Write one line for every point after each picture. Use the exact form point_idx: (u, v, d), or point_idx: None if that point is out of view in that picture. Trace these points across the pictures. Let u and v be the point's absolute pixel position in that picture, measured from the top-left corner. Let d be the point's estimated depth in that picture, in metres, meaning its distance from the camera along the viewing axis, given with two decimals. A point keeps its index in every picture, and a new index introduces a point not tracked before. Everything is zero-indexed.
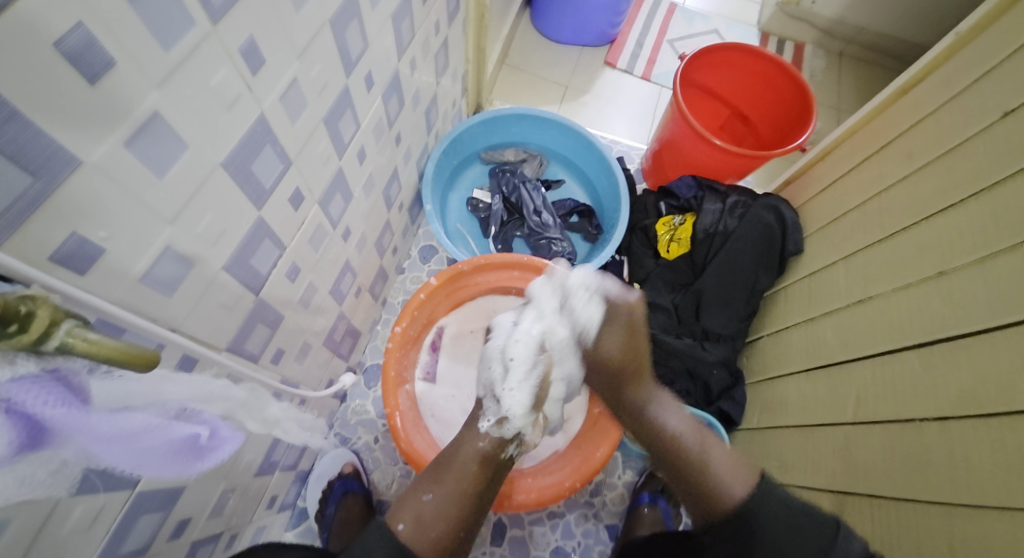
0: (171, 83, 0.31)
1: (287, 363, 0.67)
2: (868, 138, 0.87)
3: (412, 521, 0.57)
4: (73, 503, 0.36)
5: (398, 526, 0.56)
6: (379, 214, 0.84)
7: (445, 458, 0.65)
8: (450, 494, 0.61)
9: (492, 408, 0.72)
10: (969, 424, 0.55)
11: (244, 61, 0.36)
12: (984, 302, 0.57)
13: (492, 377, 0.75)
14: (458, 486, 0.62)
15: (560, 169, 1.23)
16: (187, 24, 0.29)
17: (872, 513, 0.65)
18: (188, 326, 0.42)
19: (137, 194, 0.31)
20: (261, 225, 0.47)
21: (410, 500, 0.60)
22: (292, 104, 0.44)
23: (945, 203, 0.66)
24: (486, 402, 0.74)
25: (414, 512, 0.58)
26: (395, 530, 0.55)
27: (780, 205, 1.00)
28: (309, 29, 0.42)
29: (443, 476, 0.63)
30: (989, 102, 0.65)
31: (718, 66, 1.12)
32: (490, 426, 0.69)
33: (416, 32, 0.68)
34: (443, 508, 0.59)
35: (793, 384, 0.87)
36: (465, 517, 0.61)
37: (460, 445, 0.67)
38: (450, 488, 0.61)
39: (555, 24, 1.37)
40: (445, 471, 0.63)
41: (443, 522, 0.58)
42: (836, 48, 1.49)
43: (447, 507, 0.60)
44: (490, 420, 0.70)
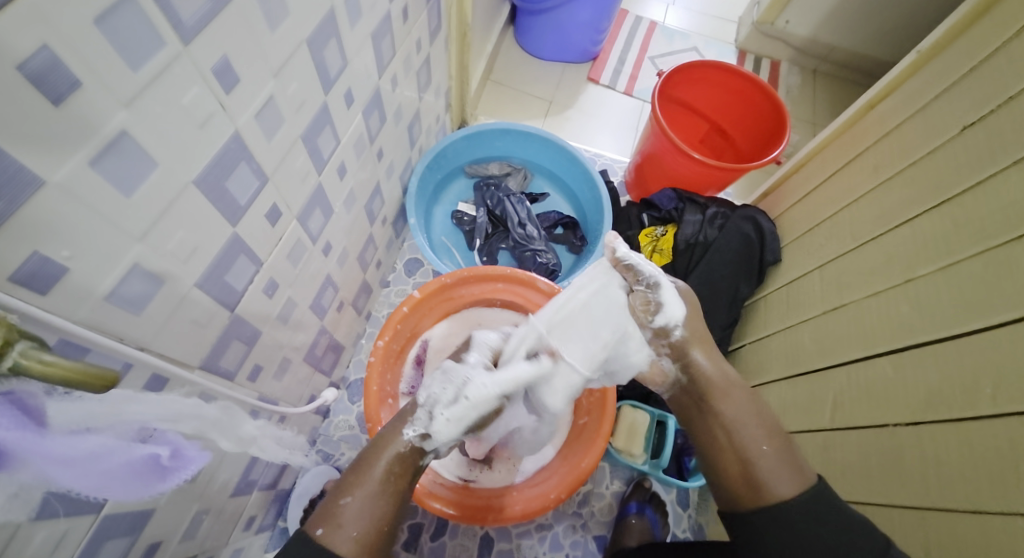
0: (140, 102, 0.31)
1: (265, 379, 0.66)
2: (839, 150, 0.90)
3: (334, 524, 0.49)
4: (33, 529, 0.35)
5: (318, 531, 0.49)
6: (361, 228, 0.84)
7: (366, 455, 0.55)
8: (376, 491, 0.52)
9: (423, 418, 0.56)
10: (936, 428, 0.56)
11: (217, 80, 0.36)
12: (950, 307, 0.59)
13: (437, 394, 0.55)
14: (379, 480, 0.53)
15: (544, 182, 1.25)
16: (156, 44, 0.30)
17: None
18: (157, 344, 0.41)
19: (102, 212, 0.31)
20: (236, 241, 0.47)
21: (331, 501, 0.51)
22: (268, 121, 0.44)
23: (911, 212, 0.68)
24: None
25: (340, 519, 0.50)
26: (313, 536, 0.47)
27: (759, 216, 1.02)
28: (285, 48, 0.43)
29: (363, 472, 0.54)
30: (950, 117, 0.67)
31: (697, 83, 1.14)
32: (415, 437, 0.55)
33: (396, 50, 0.69)
34: (371, 509, 0.51)
35: (774, 391, 0.87)
36: (393, 513, 0.53)
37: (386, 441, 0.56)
38: (371, 484, 0.53)
39: (539, 41, 1.40)
40: (367, 468, 0.54)
41: (371, 524, 0.50)
42: (811, 65, 1.53)
43: (372, 506, 0.51)
44: (416, 430, 0.55)
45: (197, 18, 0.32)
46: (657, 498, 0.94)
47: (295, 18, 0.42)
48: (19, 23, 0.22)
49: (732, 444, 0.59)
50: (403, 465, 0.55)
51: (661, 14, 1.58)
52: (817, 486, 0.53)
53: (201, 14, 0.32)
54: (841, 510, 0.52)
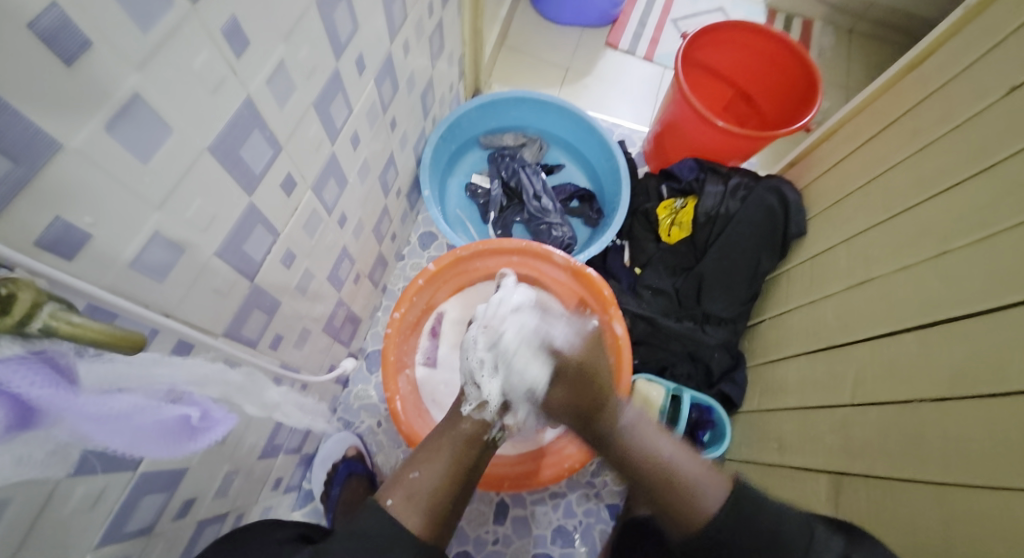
0: (151, 65, 0.30)
1: (286, 348, 0.68)
2: (874, 117, 0.86)
3: (402, 495, 0.55)
4: (72, 484, 0.37)
5: (387, 501, 0.54)
6: (376, 199, 0.84)
7: (431, 439, 0.64)
8: (438, 472, 0.58)
9: (472, 393, 0.68)
10: (962, 405, 0.55)
11: (226, 43, 0.36)
12: (983, 280, 0.57)
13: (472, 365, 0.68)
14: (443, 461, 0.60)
15: (560, 153, 1.23)
16: (164, 4, 0.29)
17: (866, 491, 0.65)
18: (181, 311, 0.42)
19: (121, 178, 0.31)
20: (253, 211, 0.47)
21: (399, 475, 0.57)
22: (279, 87, 0.44)
23: (948, 181, 0.65)
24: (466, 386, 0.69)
25: (406, 489, 0.55)
26: (383, 505, 0.53)
27: (783, 187, 0.99)
28: (294, 10, 0.42)
29: (432, 454, 0.60)
30: (995, 78, 0.63)
31: (722, 46, 1.10)
32: (473, 409, 0.66)
33: (408, 14, 0.67)
34: (436, 484, 0.57)
35: (793, 365, 0.87)
36: (453, 492, 0.58)
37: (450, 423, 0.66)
38: (434, 464, 0.59)
39: (556, 5, 1.35)
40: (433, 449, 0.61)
41: (432, 497, 0.55)
42: (847, 24, 1.45)
43: (434, 481, 0.57)
44: (471, 403, 0.67)
45: None
46: None
47: None
48: None
49: (646, 462, 0.57)
50: (466, 450, 0.63)
51: None
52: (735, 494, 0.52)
53: None
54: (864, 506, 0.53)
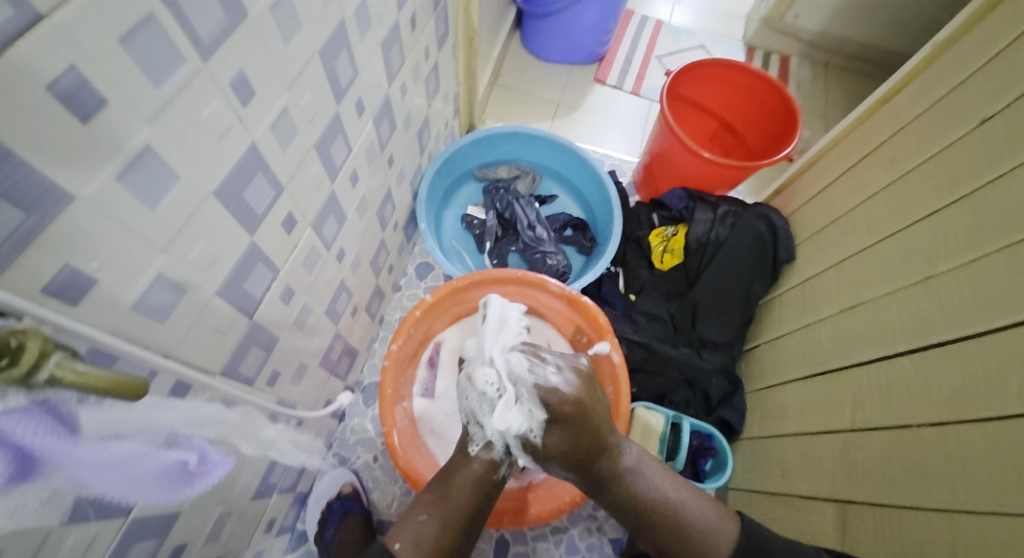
0: (162, 118, 0.32)
1: (283, 384, 0.67)
2: (852, 146, 0.89)
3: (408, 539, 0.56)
4: (65, 532, 0.36)
5: (394, 544, 0.55)
6: (373, 234, 0.85)
7: (442, 477, 0.63)
8: (443, 514, 0.59)
9: (477, 431, 0.64)
10: (963, 428, 0.55)
11: (234, 94, 0.37)
12: (973, 303, 0.58)
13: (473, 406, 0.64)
14: (452, 505, 0.60)
15: (553, 184, 1.25)
16: (177, 61, 0.31)
17: (874, 519, 0.64)
18: (181, 352, 0.42)
19: (128, 224, 0.32)
20: (254, 250, 0.48)
21: (408, 517, 0.59)
22: (283, 131, 0.45)
23: (929, 207, 0.67)
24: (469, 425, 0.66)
25: (411, 533, 0.56)
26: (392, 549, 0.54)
27: (771, 213, 1.02)
28: (298, 61, 0.44)
29: (442, 496, 0.60)
30: (967, 109, 0.66)
31: (705, 81, 1.14)
32: (478, 449, 0.63)
33: (405, 58, 0.70)
34: (437, 529, 0.57)
35: (792, 390, 0.87)
36: (456, 539, 0.58)
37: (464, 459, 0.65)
38: (446, 507, 0.59)
39: (545, 43, 1.40)
40: (444, 491, 0.61)
41: (435, 542, 0.56)
42: (823, 58, 1.52)
43: (438, 526, 0.57)
44: (477, 444, 0.64)
45: (214, 35, 0.33)
46: None
47: (307, 31, 0.43)
48: (49, 47, 0.23)
49: None
50: (476, 486, 0.62)
51: (668, 13, 1.57)
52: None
53: (218, 31, 0.33)
54: None
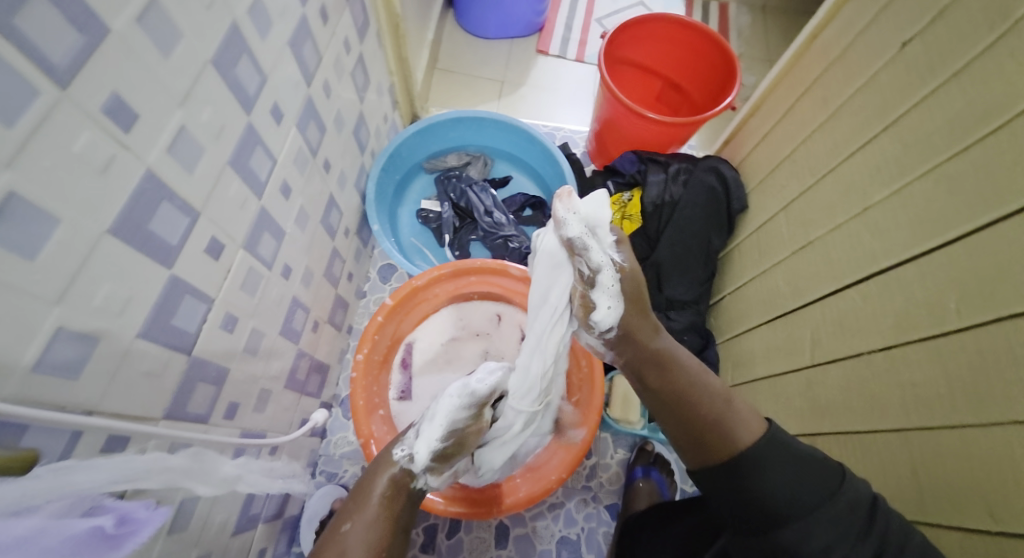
0: (22, 159, 0.28)
1: (246, 414, 0.65)
2: (789, 88, 0.88)
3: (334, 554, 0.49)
4: None
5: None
6: (321, 243, 0.82)
7: (361, 483, 0.56)
8: (381, 523, 0.52)
9: (409, 437, 0.58)
10: (908, 350, 0.56)
11: (111, 120, 0.34)
12: (907, 228, 0.58)
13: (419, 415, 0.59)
14: (373, 515, 0.52)
15: (507, 166, 1.23)
16: (24, 94, 0.28)
17: (838, 448, 0.65)
18: (108, 405, 0.39)
19: (7, 282, 0.29)
20: (177, 283, 0.45)
21: (331, 532, 0.51)
22: (184, 152, 0.42)
23: (862, 139, 0.68)
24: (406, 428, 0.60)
25: (337, 548, 0.49)
26: None
27: (720, 165, 1.01)
28: (187, 73, 0.40)
29: (362, 498, 0.54)
30: (888, 35, 0.66)
31: (643, 40, 1.12)
32: (403, 457, 0.57)
33: (322, 54, 0.66)
34: (368, 538, 0.50)
35: (757, 335, 0.87)
36: (392, 542, 0.51)
37: (381, 464, 0.57)
38: (369, 512, 0.52)
39: (480, 21, 1.36)
40: (364, 496, 0.54)
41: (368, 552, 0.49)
42: (760, 2, 1.50)
43: (371, 531, 0.51)
44: (404, 449, 0.57)
45: (70, 59, 0.30)
46: (661, 460, 0.95)
47: (191, 39, 0.40)
48: None
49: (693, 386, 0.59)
50: (395, 488, 0.55)
51: None
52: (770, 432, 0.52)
53: (73, 54, 0.30)
54: (788, 446, 0.51)
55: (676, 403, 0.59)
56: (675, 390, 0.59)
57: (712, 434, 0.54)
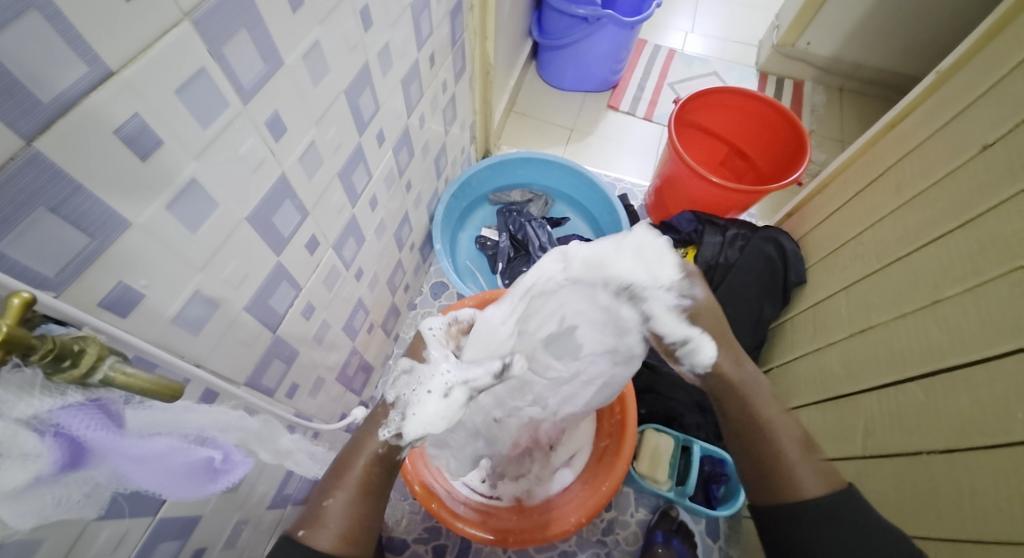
0: (207, 154, 0.36)
1: (301, 397, 0.71)
2: (859, 171, 0.91)
3: (317, 523, 0.51)
4: (100, 526, 0.39)
5: (302, 532, 0.50)
6: (390, 254, 0.89)
7: (343, 459, 0.57)
8: (355, 492, 0.54)
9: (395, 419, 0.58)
10: (970, 454, 0.56)
11: (268, 131, 0.42)
12: (978, 329, 0.59)
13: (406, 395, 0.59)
14: (357, 480, 0.55)
15: (565, 208, 1.29)
16: (222, 105, 0.36)
17: None
18: (211, 361, 0.46)
19: (173, 247, 0.36)
20: (279, 270, 0.52)
21: (318, 501, 0.53)
22: (310, 163, 0.50)
23: (933, 233, 0.69)
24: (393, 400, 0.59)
25: (319, 517, 0.51)
26: (295, 536, 0.49)
27: (780, 236, 1.03)
28: (325, 100, 0.48)
29: (342, 472, 0.55)
30: (967, 137, 0.68)
31: (714, 108, 1.18)
32: (390, 436, 0.56)
33: (423, 91, 0.75)
34: (347, 507, 0.52)
35: (803, 415, 0.87)
36: (372, 512, 0.54)
37: (367, 434, 0.58)
38: (351, 484, 0.54)
39: (559, 73, 1.46)
40: (347, 468, 0.56)
41: (353, 523, 0.52)
42: (837, 84, 1.54)
43: (355, 504, 0.53)
44: (389, 430, 0.57)
45: (255, 82, 0.38)
46: (684, 528, 0.93)
47: (334, 73, 0.48)
48: (116, 98, 0.28)
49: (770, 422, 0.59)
50: (380, 468, 0.57)
51: (681, 42, 1.62)
52: (845, 490, 0.54)
53: (258, 78, 0.38)
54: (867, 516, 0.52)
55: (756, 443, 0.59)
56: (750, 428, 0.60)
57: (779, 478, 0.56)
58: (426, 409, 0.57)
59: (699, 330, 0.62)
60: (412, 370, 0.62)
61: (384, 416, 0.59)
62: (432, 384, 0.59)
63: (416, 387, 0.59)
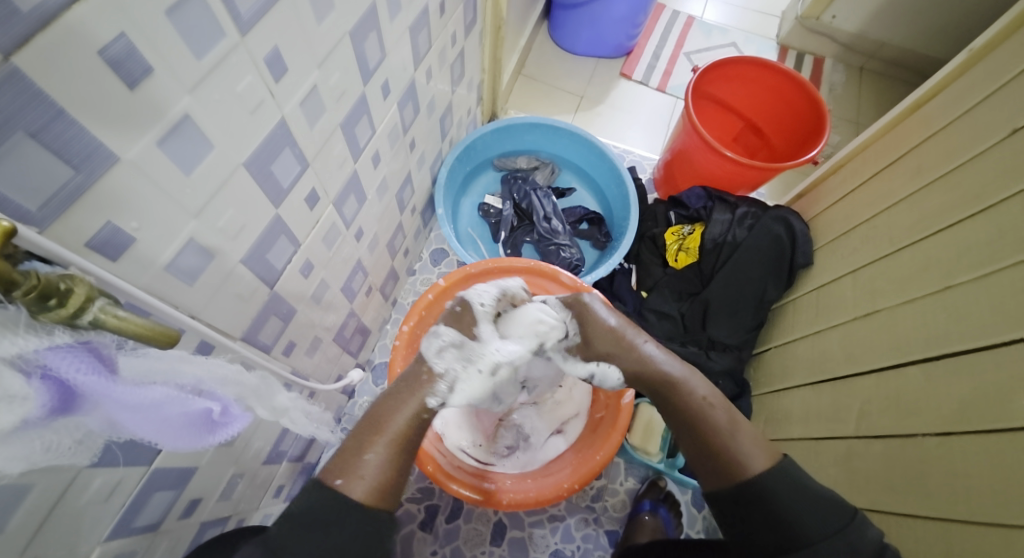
0: (202, 88, 0.34)
1: (298, 355, 0.70)
2: (879, 153, 0.88)
3: (354, 472, 0.50)
4: (93, 474, 0.38)
5: (337, 481, 0.49)
6: (392, 216, 0.87)
7: (382, 411, 0.56)
8: (393, 444, 0.54)
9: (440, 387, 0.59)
10: (965, 440, 0.56)
11: (268, 69, 0.39)
12: (987, 315, 0.58)
13: (457, 365, 0.61)
14: (396, 433, 0.55)
15: (572, 178, 1.26)
16: (218, 35, 0.33)
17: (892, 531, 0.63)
18: (206, 314, 0.44)
19: (166, 188, 0.34)
20: (278, 223, 0.50)
21: (354, 451, 0.52)
22: (311, 109, 0.47)
23: (950, 219, 0.67)
24: (444, 367, 0.60)
25: (356, 467, 0.50)
26: (333, 484, 0.48)
27: (791, 217, 1.00)
28: (329, 41, 0.45)
29: (381, 425, 0.55)
30: (997, 119, 0.65)
31: (731, 80, 1.13)
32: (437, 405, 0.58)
33: (432, 43, 0.71)
34: (386, 460, 0.52)
35: (798, 395, 0.87)
36: (405, 465, 0.54)
37: (407, 392, 0.58)
38: (390, 437, 0.54)
39: (572, 35, 1.40)
40: (384, 421, 0.55)
41: (388, 474, 0.51)
42: (858, 62, 1.49)
43: (392, 457, 0.53)
44: (437, 399, 0.58)
45: (253, 11, 0.35)
46: (672, 498, 0.95)
47: (339, 11, 0.45)
48: (101, 13, 0.25)
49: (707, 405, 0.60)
50: (417, 426, 0.57)
51: (700, 9, 1.56)
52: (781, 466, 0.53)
53: (257, 7, 0.35)
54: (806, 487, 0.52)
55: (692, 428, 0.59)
56: (686, 414, 0.60)
57: (723, 458, 0.55)
58: (469, 387, 0.62)
59: (600, 363, 0.69)
60: (459, 345, 0.63)
61: (429, 384, 0.59)
62: (481, 363, 0.63)
63: (466, 364, 0.62)
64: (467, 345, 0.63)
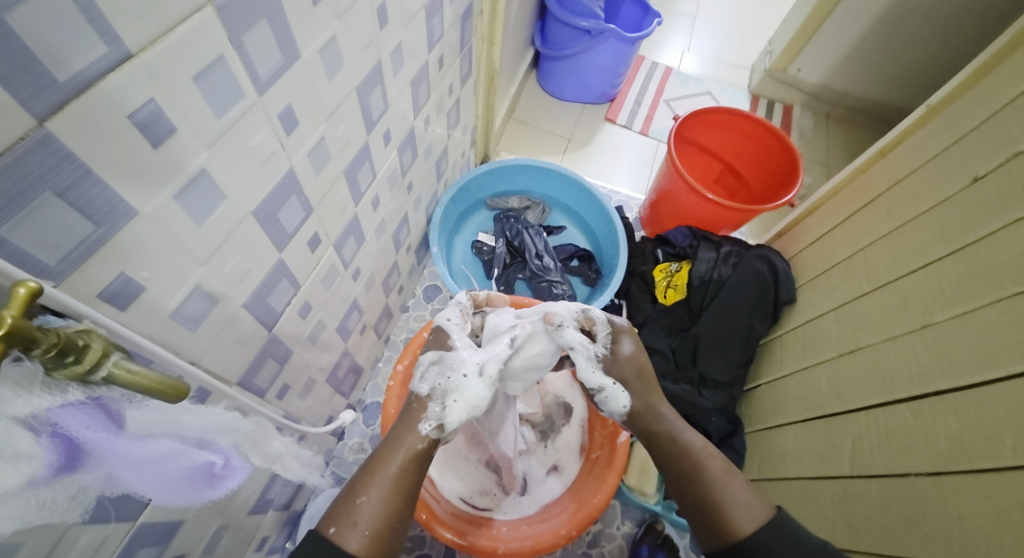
0: (219, 144, 0.35)
1: (291, 398, 0.69)
2: (850, 197, 0.92)
3: (348, 521, 0.51)
4: (81, 530, 0.37)
5: (331, 530, 0.50)
6: (387, 256, 0.88)
7: (377, 455, 0.56)
8: (388, 488, 0.53)
9: (434, 410, 0.59)
10: (960, 479, 0.57)
11: (280, 124, 0.41)
12: (967, 353, 0.60)
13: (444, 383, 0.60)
14: (390, 477, 0.54)
15: (561, 217, 1.29)
16: (238, 96, 0.34)
17: None
18: (206, 360, 0.44)
19: (177, 237, 0.35)
20: (280, 267, 0.51)
21: (349, 497, 0.52)
22: (318, 158, 0.49)
23: (923, 260, 0.70)
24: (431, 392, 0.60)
25: (351, 515, 0.51)
26: (325, 534, 0.49)
27: (772, 255, 1.03)
28: (338, 95, 0.47)
29: (376, 468, 0.54)
30: (960, 167, 0.69)
31: (711, 126, 1.19)
32: (431, 429, 0.57)
33: (431, 94, 0.74)
34: (381, 506, 0.52)
35: (791, 433, 0.88)
36: (403, 510, 0.53)
37: (405, 428, 0.58)
38: (384, 481, 0.54)
39: (559, 83, 1.47)
40: (379, 465, 0.55)
41: (382, 521, 0.51)
42: (823, 110, 1.57)
43: (387, 502, 0.52)
44: (431, 422, 0.57)
45: (271, 73, 0.37)
46: (669, 542, 0.93)
47: (348, 69, 0.47)
48: (134, 82, 0.27)
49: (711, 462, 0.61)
50: (415, 464, 0.56)
51: (677, 60, 1.65)
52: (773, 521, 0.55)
53: (275, 69, 0.37)
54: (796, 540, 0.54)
55: (688, 484, 0.61)
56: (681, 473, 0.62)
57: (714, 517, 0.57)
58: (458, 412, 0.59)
59: (612, 382, 0.66)
60: (440, 360, 0.63)
61: (422, 410, 0.59)
62: (466, 367, 0.62)
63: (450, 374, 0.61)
64: (449, 360, 0.63)
